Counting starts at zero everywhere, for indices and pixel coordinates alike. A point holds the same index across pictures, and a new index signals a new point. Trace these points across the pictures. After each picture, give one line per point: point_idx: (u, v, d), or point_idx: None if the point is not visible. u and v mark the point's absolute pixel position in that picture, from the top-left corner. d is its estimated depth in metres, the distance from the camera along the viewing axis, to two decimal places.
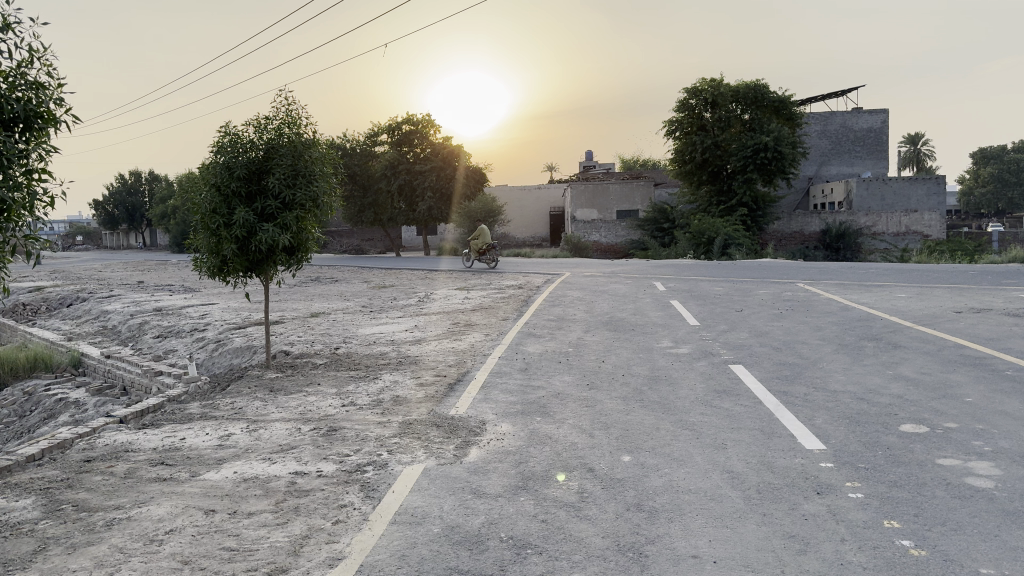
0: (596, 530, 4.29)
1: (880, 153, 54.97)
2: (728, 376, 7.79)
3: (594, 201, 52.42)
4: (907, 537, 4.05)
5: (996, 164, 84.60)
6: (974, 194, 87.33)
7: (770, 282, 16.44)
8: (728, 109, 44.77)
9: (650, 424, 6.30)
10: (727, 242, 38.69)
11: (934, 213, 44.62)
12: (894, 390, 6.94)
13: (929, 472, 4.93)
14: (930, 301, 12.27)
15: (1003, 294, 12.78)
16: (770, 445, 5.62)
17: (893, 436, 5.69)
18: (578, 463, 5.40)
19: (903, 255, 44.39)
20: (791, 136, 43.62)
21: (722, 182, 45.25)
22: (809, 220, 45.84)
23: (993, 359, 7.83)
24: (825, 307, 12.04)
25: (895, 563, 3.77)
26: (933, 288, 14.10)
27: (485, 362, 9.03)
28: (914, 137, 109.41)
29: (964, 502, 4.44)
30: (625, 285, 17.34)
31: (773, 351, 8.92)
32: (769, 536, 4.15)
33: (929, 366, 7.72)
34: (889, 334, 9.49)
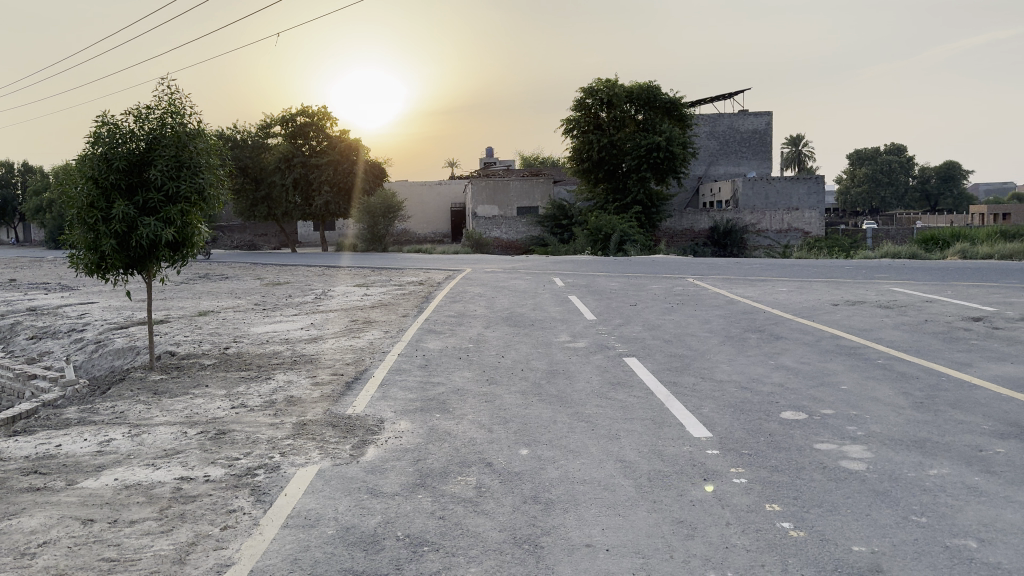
0: (492, 524, 4.32)
1: (765, 154, 57.74)
2: (622, 369, 7.99)
3: (495, 197, 52.42)
4: (786, 519, 4.28)
5: (869, 165, 90.50)
6: (850, 193, 93.27)
7: (663, 278, 16.98)
8: (622, 109, 45.97)
9: (548, 417, 6.40)
10: (622, 239, 39.84)
11: (814, 211, 47.41)
12: (775, 378, 7.33)
13: (808, 456, 5.23)
14: (809, 295, 12.96)
15: (873, 287, 13.67)
16: (660, 434, 5.82)
17: (774, 423, 6.00)
18: (476, 458, 5.43)
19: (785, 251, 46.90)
20: (682, 137, 45.26)
21: (618, 180, 46.38)
22: (698, 217, 47.82)
23: (865, 349, 8.36)
24: (714, 301, 12.52)
25: (775, 545, 3.99)
26: (811, 283, 14.93)
27: (384, 360, 8.90)
28: (795, 138, 115.70)
29: (839, 485, 4.73)
30: (525, 281, 17.47)
31: (665, 344, 9.21)
32: (659, 522, 4.30)
33: (807, 356, 8.18)
34: (771, 326, 9.99)
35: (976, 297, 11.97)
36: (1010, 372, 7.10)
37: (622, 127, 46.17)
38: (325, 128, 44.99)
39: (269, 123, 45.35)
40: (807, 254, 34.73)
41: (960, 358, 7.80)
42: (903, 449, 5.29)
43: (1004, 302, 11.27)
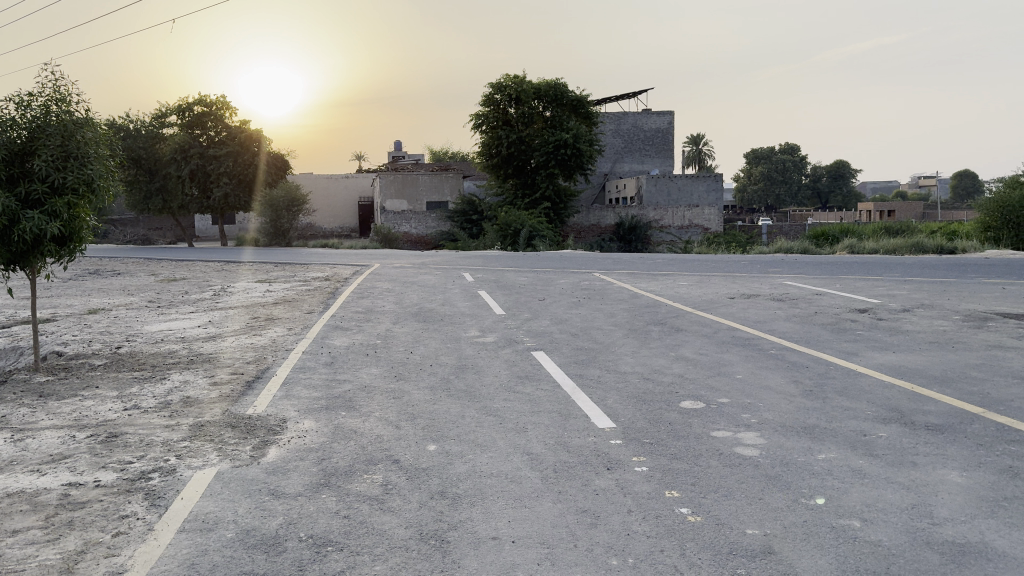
0: (398, 521, 4.29)
1: (667, 152, 59.48)
2: (530, 363, 8.07)
3: (403, 191, 51.75)
4: (685, 505, 4.45)
5: (764, 164, 94.69)
6: (747, 191, 97.39)
7: (570, 272, 17.27)
8: (531, 106, 46.26)
9: (456, 412, 6.40)
10: (532, 234, 40.29)
11: (712, 208, 48.99)
12: (676, 369, 7.59)
13: (705, 444, 5.45)
14: (709, 288, 13.44)
15: (768, 281, 14.32)
16: (566, 426, 5.93)
17: (675, 412, 6.21)
18: (382, 455, 5.38)
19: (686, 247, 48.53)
20: (588, 134, 46.15)
21: (526, 176, 46.77)
22: (604, 214, 48.81)
23: (760, 340, 8.75)
24: (619, 295, 12.82)
25: (674, 530, 4.13)
26: (710, 277, 15.49)
27: (287, 358, 8.68)
28: (696, 137, 119.81)
29: (734, 470, 4.95)
30: (434, 276, 17.41)
31: (572, 337, 9.36)
32: (564, 512, 4.38)
33: (705, 347, 8.50)
34: (673, 319, 10.32)
35: (862, 289, 12.72)
36: (890, 361, 7.58)
37: (530, 123, 46.55)
38: (224, 119, 43.40)
39: (164, 112, 43.37)
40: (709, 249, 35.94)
41: (846, 347, 8.28)
42: (794, 435, 5.57)
43: (885, 294, 12.03)
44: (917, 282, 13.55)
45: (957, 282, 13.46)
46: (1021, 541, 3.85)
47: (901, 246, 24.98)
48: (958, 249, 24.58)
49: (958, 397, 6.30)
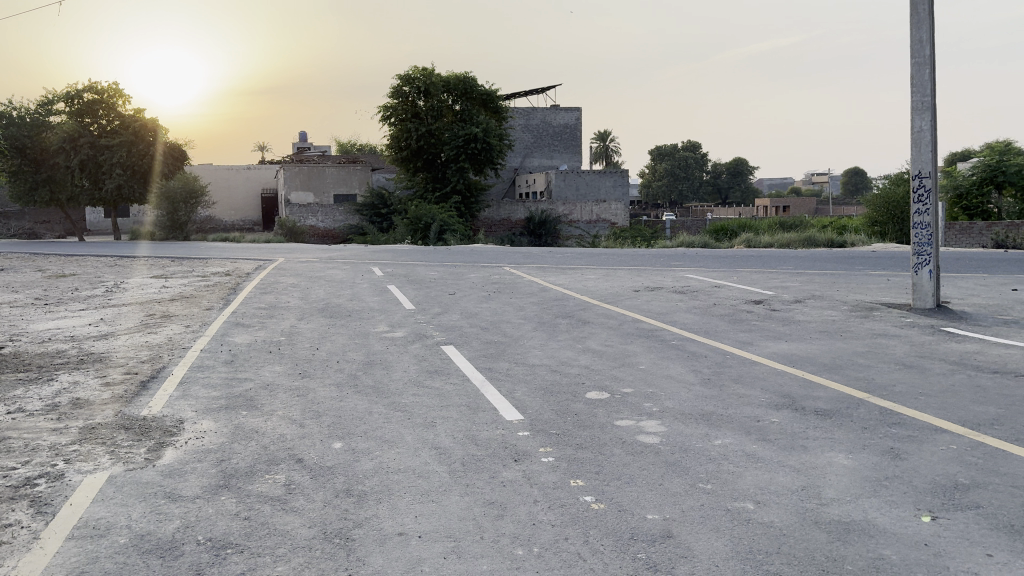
0: (302, 521, 4.20)
1: (575, 148, 60.43)
2: (439, 357, 8.04)
3: (309, 183, 50.77)
4: (589, 493, 4.54)
5: (668, 161, 97.67)
6: (652, 187, 100.22)
7: (479, 266, 17.32)
8: (439, 99, 46.15)
9: (363, 408, 6.31)
10: (442, 228, 40.22)
11: (620, 203, 50.00)
12: (583, 361, 7.73)
13: (609, 433, 5.57)
14: (614, 282, 13.73)
15: (671, 274, 14.76)
16: (475, 419, 5.94)
17: (581, 403, 6.32)
18: (286, 455, 5.24)
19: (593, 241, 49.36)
20: (498, 128, 46.30)
21: (436, 170, 46.51)
22: (515, 207, 49.16)
23: (663, 331, 9.01)
24: (528, 289, 12.93)
25: (578, 518, 4.21)
26: (616, 270, 15.85)
27: (184, 357, 8.33)
28: (603, 133, 122.29)
29: (636, 458, 5.08)
30: (341, 271, 17.12)
31: (481, 331, 9.39)
32: (471, 505, 4.39)
33: (611, 339, 8.68)
34: (580, 311, 10.50)
35: (758, 282, 13.28)
36: (782, 350, 7.95)
37: (439, 117, 46.34)
38: (117, 108, 41.44)
39: (50, 98, 41.02)
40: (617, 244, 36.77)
41: (743, 337, 8.63)
42: (693, 422, 5.77)
43: (779, 286, 12.61)
44: (808, 275, 14.26)
45: (845, 274, 14.25)
46: (899, 518, 4.12)
47: (794, 241, 26.23)
48: (846, 243, 26.03)
49: (844, 383, 6.68)
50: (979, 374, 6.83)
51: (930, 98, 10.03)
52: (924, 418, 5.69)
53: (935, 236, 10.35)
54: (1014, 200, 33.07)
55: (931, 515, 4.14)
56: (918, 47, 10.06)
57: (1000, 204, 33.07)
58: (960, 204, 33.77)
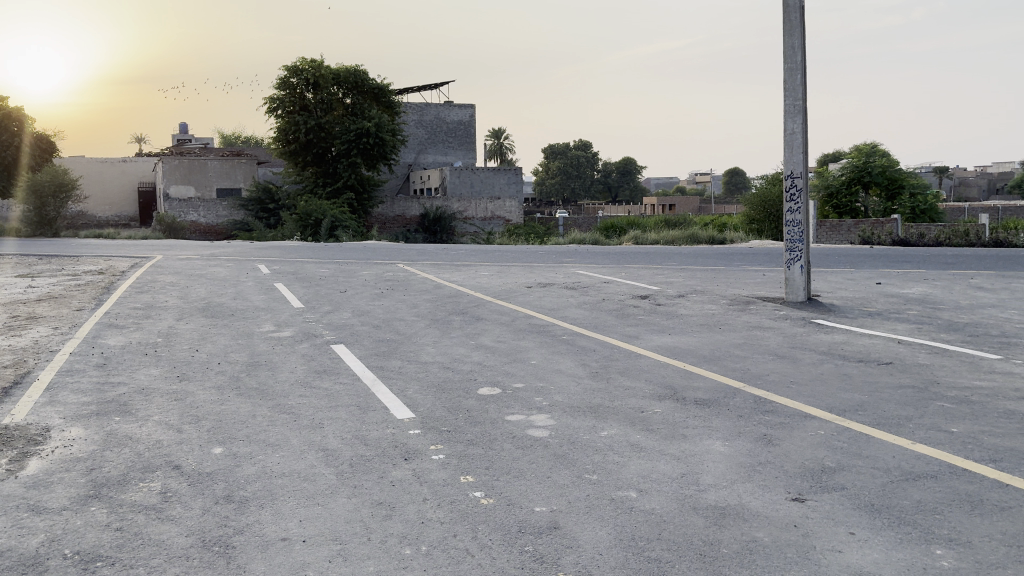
0: (179, 530, 4.02)
1: (469, 145, 60.57)
2: (328, 357, 7.88)
3: (190, 177, 48.27)
4: (478, 489, 4.56)
5: (561, 159, 99.53)
6: (545, 185, 101.70)
7: (371, 263, 17.07)
8: (329, 92, 45.21)
9: (246, 411, 6.10)
10: (334, 224, 39.57)
11: (513, 201, 51.33)
12: (474, 357, 7.76)
13: (499, 428, 5.62)
14: (507, 278, 13.85)
15: (562, 270, 15.05)
16: (365, 419, 5.86)
17: (473, 399, 6.34)
18: (163, 462, 5.00)
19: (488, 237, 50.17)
20: (390, 123, 45.75)
21: (327, 165, 45.49)
22: (409, 205, 48.99)
23: (553, 326, 9.17)
24: (421, 286, 12.86)
25: (466, 514, 4.23)
26: (509, 266, 15.97)
27: (51, 361, 7.80)
28: (497, 130, 123.10)
29: (525, 452, 5.15)
30: (224, 269, 16.48)
31: (372, 329, 9.27)
32: (358, 507, 4.33)
33: (504, 335, 8.75)
34: (473, 308, 10.53)
35: (644, 278, 13.72)
36: (666, 343, 8.25)
37: (329, 110, 45.38)
38: None
39: None
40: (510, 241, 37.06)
41: (630, 331, 8.90)
42: (581, 415, 5.91)
43: (664, 281, 13.06)
44: (691, 270, 14.85)
45: (724, 270, 14.93)
46: (771, 501, 4.37)
47: (678, 237, 27.23)
48: (726, 240, 27.26)
49: (723, 373, 7.00)
50: (845, 363, 7.31)
51: (801, 102, 10.63)
52: (795, 406, 6.04)
53: (806, 232, 10.99)
54: (878, 200, 35.64)
55: (800, 498, 4.40)
56: (791, 54, 10.64)
57: (866, 203, 35.58)
58: (831, 203, 35.81)
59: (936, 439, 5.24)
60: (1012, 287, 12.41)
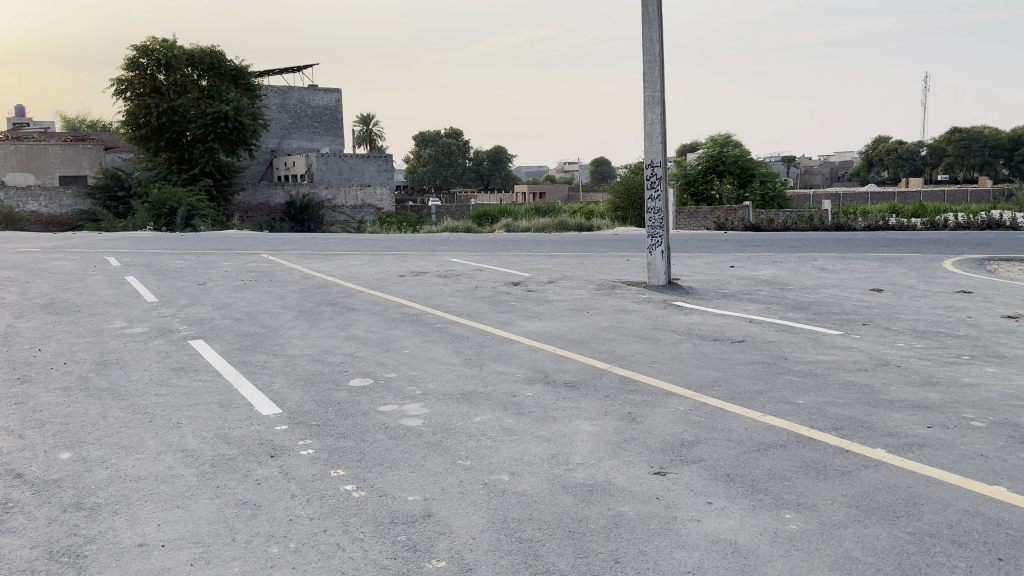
0: (23, 542, 3.73)
1: (336, 130, 59.22)
2: (187, 353, 7.49)
3: (29, 164, 44.92)
4: (349, 482, 4.50)
5: (431, 147, 99.14)
6: (415, 172, 100.89)
7: (233, 253, 16.36)
8: (183, 74, 42.83)
9: (96, 414, 5.71)
10: (190, 213, 37.62)
11: (384, 189, 50.61)
12: (345, 348, 7.62)
13: (371, 419, 5.56)
14: (378, 267, 13.70)
15: (434, 258, 15.03)
16: (228, 416, 5.63)
17: (343, 391, 6.23)
18: (2, 471, 4.60)
19: (358, 226, 49.17)
20: (250, 107, 43.89)
21: (182, 150, 43.20)
22: (273, 192, 47.24)
23: (426, 315, 9.14)
24: (287, 277, 12.47)
25: (337, 508, 4.16)
26: (380, 255, 15.77)
27: None
28: (365, 116, 120.80)
29: (398, 442, 5.12)
30: (69, 261, 15.27)
31: (235, 322, 8.89)
32: (222, 507, 4.17)
33: (375, 325, 8.65)
34: (343, 298, 10.33)
35: (516, 264, 13.94)
36: (537, 328, 8.43)
37: (184, 92, 43.06)
38: None
39: None
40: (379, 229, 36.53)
41: (501, 317, 9.02)
42: (454, 402, 5.93)
43: (535, 268, 13.31)
44: (560, 256, 15.23)
45: (591, 255, 15.40)
46: (636, 476, 4.57)
47: (549, 225, 27.77)
48: (594, 227, 28.10)
49: (590, 356, 7.23)
50: (703, 342, 7.74)
51: (659, 93, 11.08)
52: (657, 384, 6.34)
53: (665, 219, 11.48)
54: (731, 187, 37.58)
55: (662, 471, 4.63)
56: (649, 45, 11.06)
57: (721, 191, 37.67)
58: (688, 191, 37.79)
59: (784, 410, 5.65)
60: (849, 267, 13.55)
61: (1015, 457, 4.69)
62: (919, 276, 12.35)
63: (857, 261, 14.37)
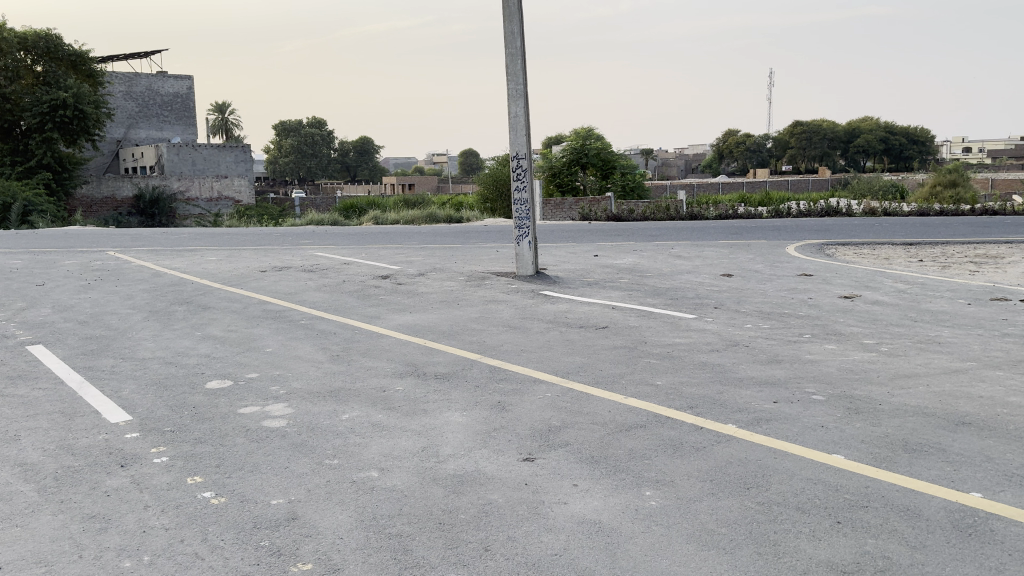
0: None
1: (189, 120, 56.21)
2: (24, 360, 6.89)
3: None
4: (208, 488, 4.30)
5: (294, 137, 96.04)
6: (278, 163, 97.36)
7: (74, 252, 15.18)
8: (15, 58, 39.43)
9: None
10: (26, 208, 34.61)
11: (243, 179, 48.85)
12: (202, 349, 7.26)
13: (231, 422, 5.32)
14: (238, 263, 13.13)
15: (298, 252, 14.56)
16: (71, 427, 5.23)
17: (200, 394, 5.93)
18: None
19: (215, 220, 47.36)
20: (92, 95, 40.85)
21: (15, 140, 39.65)
22: (120, 184, 44.20)
23: (290, 312, 8.86)
24: (137, 275, 11.71)
25: (195, 517, 3.96)
26: (239, 250, 15.11)
27: None
28: (221, 105, 115.32)
29: (260, 444, 4.93)
30: None
31: (77, 326, 8.25)
32: (67, 523, 3.87)
33: (235, 324, 8.28)
34: (200, 297, 9.82)
35: (383, 257, 13.75)
36: (407, 321, 8.36)
37: (16, 78, 39.60)
38: None
39: None
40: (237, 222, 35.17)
41: (370, 311, 8.88)
42: (319, 400, 5.79)
43: (404, 261, 13.19)
44: (429, 249, 15.17)
45: (460, 247, 15.44)
46: (505, 463, 4.63)
47: (417, 217, 27.59)
48: (462, 219, 28.17)
49: (460, 347, 7.26)
50: (569, 329, 7.94)
51: (522, 86, 11.22)
52: (526, 372, 6.45)
53: (532, 211, 11.65)
54: (594, 179, 38.71)
55: (530, 457, 4.72)
56: (511, 39, 11.17)
57: (585, 182, 38.72)
58: (554, 182, 38.63)
59: (644, 392, 5.90)
60: (703, 254, 14.31)
61: (850, 427, 5.12)
62: (766, 261, 13.22)
63: (711, 249, 15.18)
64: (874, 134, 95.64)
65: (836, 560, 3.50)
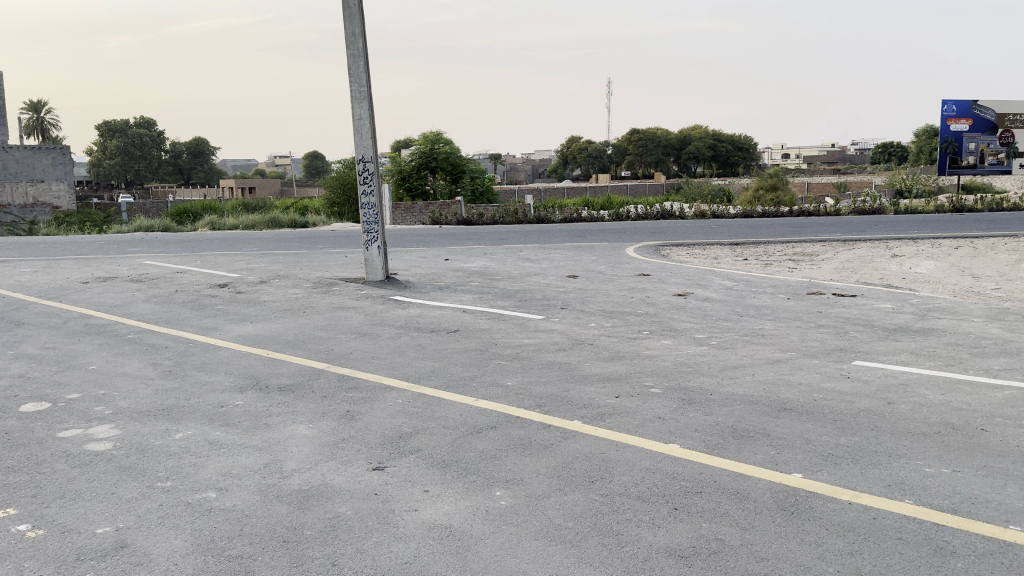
0: None
1: None
2: None
3: None
4: (23, 521, 3.91)
5: (120, 138, 89.57)
6: (103, 165, 90.37)
7: None
8: None
9: None
10: None
11: (62, 184, 45.37)
12: (14, 369, 6.59)
13: (49, 448, 4.87)
14: (56, 274, 12.04)
15: (125, 261, 13.58)
16: None
17: (12, 419, 5.38)
18: None
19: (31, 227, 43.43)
20: None
21: None
22: None
23: (117, 325, 8.23)
24: None
25: (7, 553, 3.59)
26: (58, 261, 13.87)
27: None
28: (37, 104, 105.79)
29: (84, 470, 4.55)
30: None
31: None
32: None
33: (53, 341, 7.59)
34: (11, 312, 8.92)
35: (222, 265, 13.09)
36: (249, 331, 8.00)
37: None
38: None
39: None
40: (55, 229, 32.29)
41: (207, 323, 8.42)
42: (151, 419, 5.42)
43: (245, 268, 12.62)
44: (272, 255, 14.62)
45: (306, 253, 14.99)
46: (353, 474, 4.54)
47: (259, 222, 26.48)
48: (308, 223, 27.39)
49: (306, 357, 7.03)
50: (419, 334, 7.91)
51: (365, 88, 11.06)
52: (375, 379, 6.36)
53: (380, 215, 11.51)
54: (444, 183, 38.83)
55: (379, 466, 4.66)
56: (353, 40, 10.99)
57: (435, 186, 38.78)
58: (403, 186, 38.40)
59: (494, 394, 5.98)
60: (549, 256, 14.72)
61: (685, 417, 5.43)
62: (608, 262, 13.80)
63: (557, 251, 15.65)
64: (704, 142, 102.31)
65: (675, 545, 3.69)
